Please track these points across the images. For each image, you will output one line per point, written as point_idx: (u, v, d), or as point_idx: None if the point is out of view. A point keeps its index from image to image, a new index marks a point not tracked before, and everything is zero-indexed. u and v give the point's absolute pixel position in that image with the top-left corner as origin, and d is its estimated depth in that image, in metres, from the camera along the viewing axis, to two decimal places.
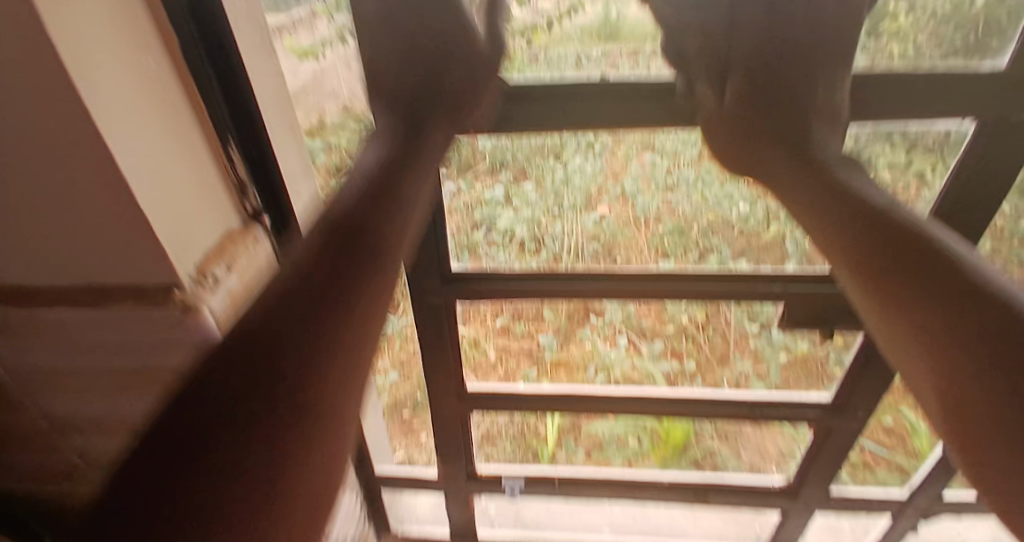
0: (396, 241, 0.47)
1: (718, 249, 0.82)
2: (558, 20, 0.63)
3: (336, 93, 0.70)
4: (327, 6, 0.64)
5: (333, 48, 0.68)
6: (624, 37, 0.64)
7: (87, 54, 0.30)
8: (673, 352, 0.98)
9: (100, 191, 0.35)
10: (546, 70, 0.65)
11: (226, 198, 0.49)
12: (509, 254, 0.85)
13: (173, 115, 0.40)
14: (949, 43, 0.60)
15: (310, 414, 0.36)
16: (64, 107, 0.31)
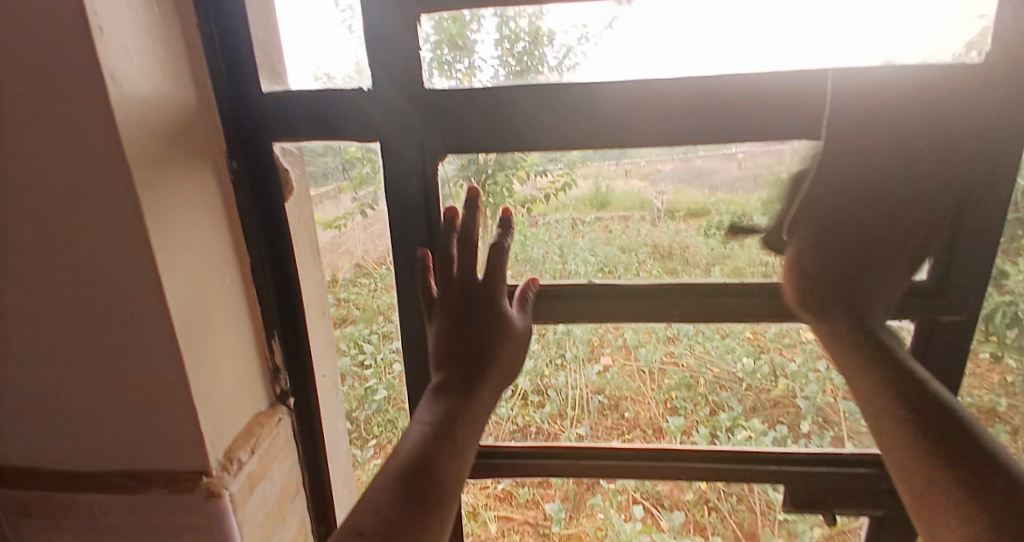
0: (472, 435, 0.47)
1: (728, 405, 0.72)
2: (554, 193, 0.60)
3: (353, 254, 0.63)
4: (352, 182, 0.57)
5: (355, 220, 0.60)
6: (614, 204, 0.62)
7: (172, 252, 0.40)
8: (696, 526, 0.83)
9: (152, 363, 0.41)
10: (549, 238, 0.63)
11: (258, 383, 0.54)
12: (508, 410, 0.73)
13: (231, 308, 0.49)
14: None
15: (431, 502, 0.40)
16: (142, 290, 0.39)
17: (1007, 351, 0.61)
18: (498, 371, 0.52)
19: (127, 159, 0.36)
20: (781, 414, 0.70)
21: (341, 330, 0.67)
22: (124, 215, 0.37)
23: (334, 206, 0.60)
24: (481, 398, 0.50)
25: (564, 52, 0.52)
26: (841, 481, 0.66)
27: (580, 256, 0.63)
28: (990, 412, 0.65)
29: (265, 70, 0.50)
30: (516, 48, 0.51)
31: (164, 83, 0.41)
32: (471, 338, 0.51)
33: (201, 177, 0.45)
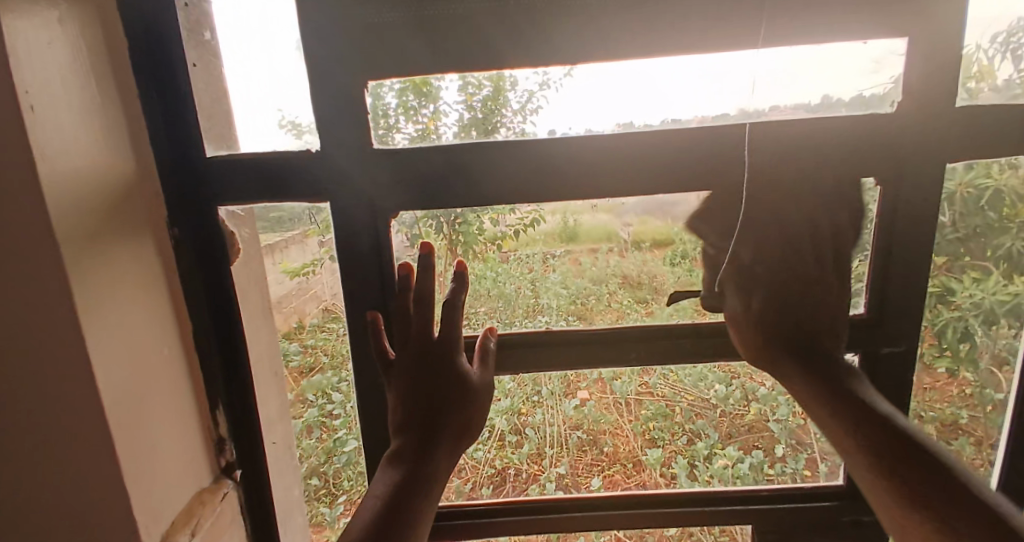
0: (429, 499, 0.46)
1: (705, 433, 0.70)
2: (524, 229, 0.59)
3: (320, 298, 0.58)
4: (318, 226, 0.54)
5: (324, 264, 0.56)
6: (584, 237, 0.60)
7: (102, 320, 0.38)
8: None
9: (74, 442, 0.38)
10: (519, 273, 0.62)
11: (199, 454, 0.51)
12: (484, 454, 0.70)
13: (167, 375, 0.46)
14: (864, 245, 0.57)
15: None
16: (64, 364, 0.36)
17: (962, 365, 0.64)
18: (458, 428, 0.52)
19: (55, 234, 0.34)
20: (756, 438, 0.70)
21: (307, 379, 0.62)
22: (48, 290, 0.35)
23: (300, 253, 0.57)
24: (441, 459, 0.49)
25: (526, 96, 0.52)
26: (816, 514, 0.67)
27: (552, 290, 0.62)
28: (951, 425, 0.67)
29: (209, 134, 0.49)
30: (479, 95, 0.52)
31: (99, 153, 0.40)
32: (427, 398, 0.51)
33: (137, 245, 0.43)
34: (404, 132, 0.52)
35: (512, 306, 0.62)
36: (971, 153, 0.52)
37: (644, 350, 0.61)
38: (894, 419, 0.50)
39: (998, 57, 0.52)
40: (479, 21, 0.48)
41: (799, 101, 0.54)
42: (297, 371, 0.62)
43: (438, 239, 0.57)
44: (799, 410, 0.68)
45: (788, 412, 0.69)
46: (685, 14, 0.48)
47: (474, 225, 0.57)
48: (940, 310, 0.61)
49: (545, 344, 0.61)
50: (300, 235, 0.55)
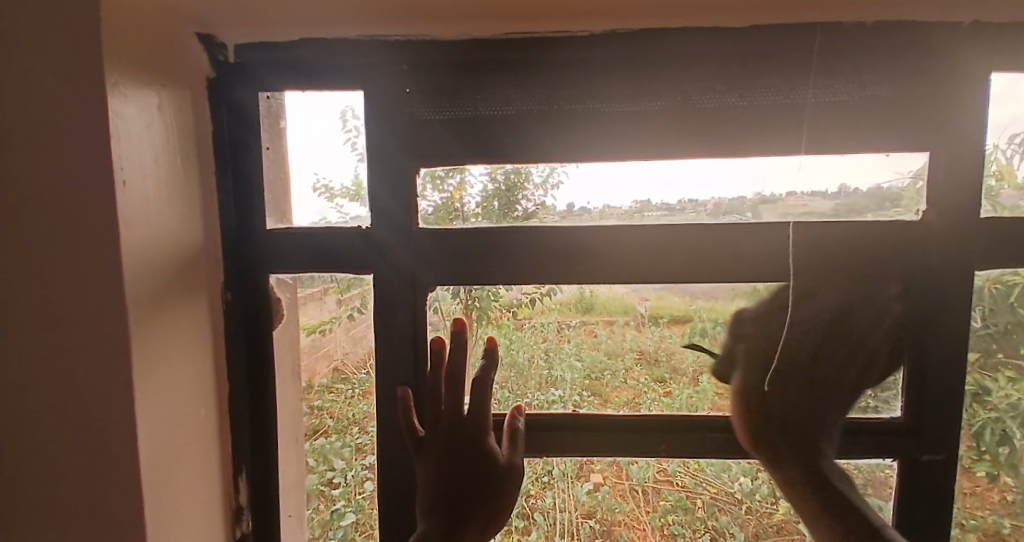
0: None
1: (730, 531, 0.65)
2: (540, 298, 0.59)
3: (331, 357, 0.60)
4: (337, 284, 0.56)
5: (340, 322, 0.58)
6: (600, 308, 0.60)
7: (149, 384, 0.39)
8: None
9: (105, 507, 0.38)
10: (534, 341, 0.62)
11: (217, 521, 0.50)
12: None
13: (199, 436, 0.47)
14: (893, 337, 0.56)
15: None
16: (111, 426, 0.37)
17: (1003, 470, 0.60)
18: (484, 515, 0.51)
19: (124, 299, 0.37)
20: (784, 540, 0.65)
21: (312, 442, 0.62)
22: (110, 352, 0.37)
23: (317, 309, 0.59)
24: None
25: (547, 172, 0.56)
26: None
27: (566, 361, 0.62)
28: (993, 536, 0.61)
29: (273, 210, 0.54)
30: (504, 169, 0.55)
31: (172, 225, 0.43)
32: (456, 487, 0.51)
33: (193, 310, 0.46)
34: (429, 199, 0.55)
35: (524, 375, 0.62)
36: (1002, 263, 0.53)
37: (673, 442, 0.60)
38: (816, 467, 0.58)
39: (1016, 158, 0.55)
40: (522, 122, 0.53)
41: (817, 187, 0.55)
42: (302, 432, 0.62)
43: (456, 303, 0.57)
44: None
45: None
46: (712, 122, 0.52)
47: (492, 296, 0.58)
48: (976, 410, 0.59)
49: (566, 428, 0.61)
50: (318, 291, 0.57)
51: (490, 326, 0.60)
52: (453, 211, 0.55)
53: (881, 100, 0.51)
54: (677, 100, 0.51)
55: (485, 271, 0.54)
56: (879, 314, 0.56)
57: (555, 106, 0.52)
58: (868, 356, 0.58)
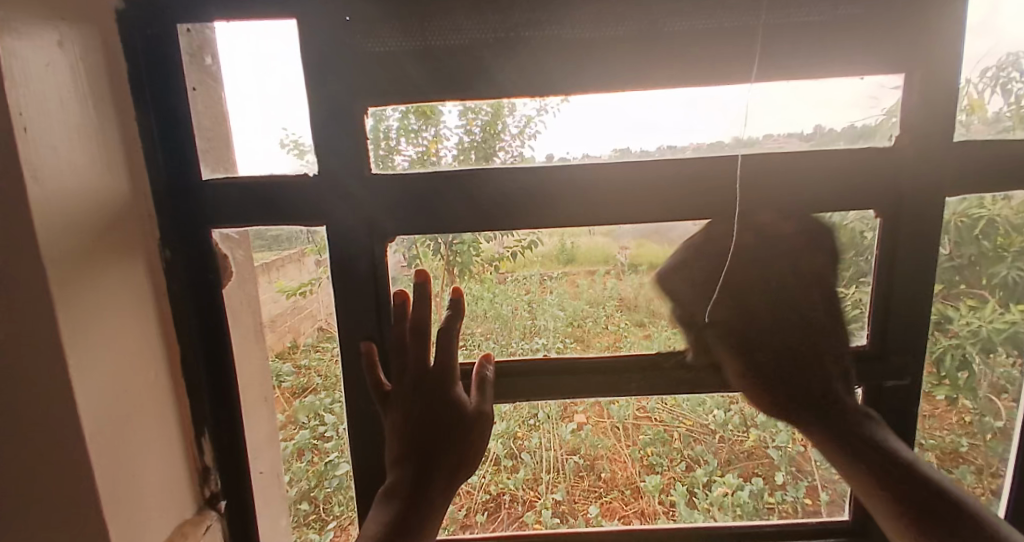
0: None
1: (705, 459, 0.67)
2: (522, 251, 0.57)
3: (315, 318, 0.56)
4: (315, 244, 0.52)
5: (321, 284, 0.54)
6: (582, 258, 0.58)
7: (86, 352, 0.37)
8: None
9: (52, 478, 0.36)
10: (518, 292, 0.60)
11: (182, 483, 0.49)
12: (479, 479, 0.67)
13: (152, 403, 0.45)
14: (861, 271, 0.57)
15: None
16: (43, 397, 0.35)
17: (961, 393, 0.63)
18: (455, 458, 0.52)
19: (44, 261, 0.33)
20: (756, 465, 0.67)
21: (301, 399, 0.60)
22: (34, 317, 0.34)
23: (297, 271, 0.55)
24: (431, 502, 0.49)
25: (524, 121, 0.52)
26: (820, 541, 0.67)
27: (550, 311, 0.61)
28: (952, 453, 0.65)
29: (209, 158, 0.49)
30: (479, 119, 0.52)
31: (92, 178, 0.39)
32: (426, 437, 0.51)
33: (128, 268, 0.43)
34: (404, 153, 0.51)
35: (508, 326, 0.61)
36: (972, 188, 0.52)
37: (643, 382, 0.60)
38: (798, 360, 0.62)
39: (987, 91, 0.52)
40: (480, 55, 0.49)
41: (791, 129, 0.53)
42: (290, 391, 0.60)
43: (435, 259, 0.56)
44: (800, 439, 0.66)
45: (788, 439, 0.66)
46: (683, 49, 0.49)
47: (473, 250, 0.56)
48: (937, 338, 0.60)
49: (543, 373, 0.60)
50: (296, 251, 0.53)
51: (473, 282, 0.59)
52: (430, 163, 0.53)
53: (854, 20, 0.48)
54: (643, 23, 0.48)
55: (447, 216, 0.51)
56: (848, 248, 0.57)
57: (514, 34, 0.48)
58: (835, 290, 0.59)
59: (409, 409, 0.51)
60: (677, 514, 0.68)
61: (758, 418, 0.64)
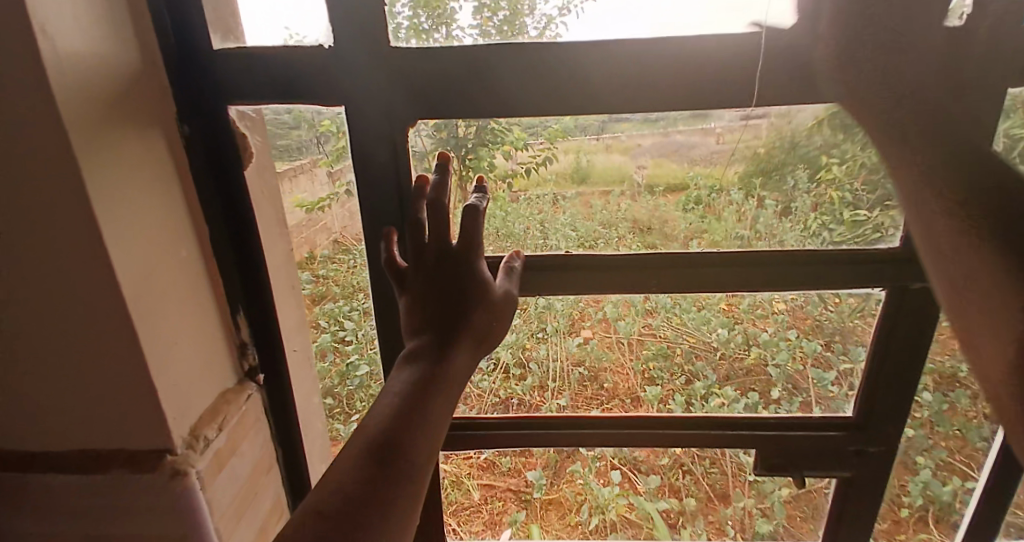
0: (442, 413, 0.44)
1: (703, 374, 0.69)
2: (536, 168, 0.59)
3: (330, 231, 0.60)
4: (327, 156, 0.55)
5: (337, 197, 0.57)
6: (595, 178, 0.60)
7: (117, 217, 0.39)
8: (671, 489, 0.79)
9: (103, 333, 0.40)
10: (533, 211, 0.61)
11: (222, 357, 0.53)
12: (489, 384, 0.71)
13: (187, 281, 0.47)
14: (887, 195, 0.55)
15: (414, 439, 0.40)
16: (82, 257, 0.37)
17: None
18: (484, 321, 0.50)
19: (64, 122, 0.34)
20: (753, 381, 0.68)
21: (320, 306, 0.65)
22: (63, 178, 0.35)
23: (311, 184, 0.58)
24: (459, 360, 0.48)
25: (545, 22, 0.50)
26: (820, 444, 0.67)
27: (561, 231, 0.61)
28: (949, 378, 0.64)
29: (217, 26, 0.46)
30: (495, 18, 0.50)
31: (101, 40, 0.38)
32: (443, 308, 0.50)
33: (152, 143, 0.43)
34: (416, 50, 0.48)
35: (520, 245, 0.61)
36: None
37: (669, 277, 0.59)
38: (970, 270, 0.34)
39: None
40: None
41: None
42: (311, 299, 0.65)
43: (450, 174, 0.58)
44: (801, 355, 0.66)
45: (788, 358, 0.67)
46: None
47: (490, 160, 0.57)
48: None
49: (555, 268, 0.60)
50: (307, 163, 0.57)
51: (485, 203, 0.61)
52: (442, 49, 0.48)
53: None
54: None
55: (458, 96, 0.49)
56: (875, 171, 0.55)
57: None
58: (858, 213, 0.56)
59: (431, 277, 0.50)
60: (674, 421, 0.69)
61: (761, 337, 0.66)
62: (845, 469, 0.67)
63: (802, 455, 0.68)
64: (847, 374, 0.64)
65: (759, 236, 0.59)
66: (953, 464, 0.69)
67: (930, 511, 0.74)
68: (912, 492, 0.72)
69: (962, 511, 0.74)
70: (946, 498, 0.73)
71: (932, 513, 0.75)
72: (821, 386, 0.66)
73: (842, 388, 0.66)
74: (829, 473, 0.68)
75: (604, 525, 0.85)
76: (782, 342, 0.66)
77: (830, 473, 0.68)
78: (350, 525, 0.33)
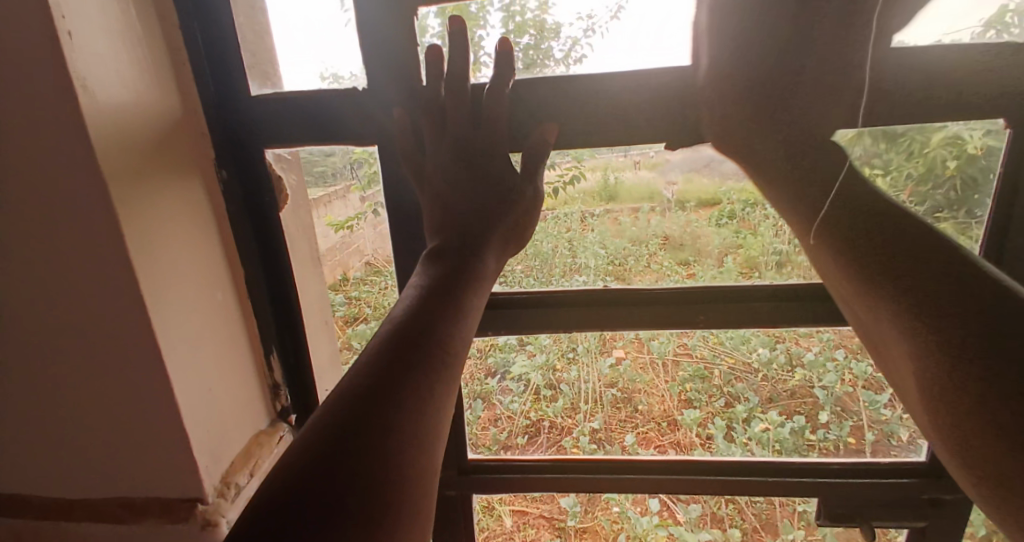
0: (444, 383, 0.32)
1: (745, 396, 0.66)
2: (564, 187, 0.57)
3: (363, 253, 0.57)
4: (360, 181, 0.53)
5: (367, 219, 0.55)
6: (625, 197, 0.58)
7: (155, 264, 0.39)
8: (714, 519, 0.73)
9: (139, 379, 0.40)
10: (560, 232, 0.60)
11: (256, 398, 0.52)
12: (520, 405, 0.68)
13: (222, 321, 0.47)
14: (939, 206, 0.50)
15: (431, 356, 0.32)
16: (119, 305, 0.38)
17: None
18: (507, 230, 0.44)
19: (102, 173, 0.34)
20: (800, 403, 0.64)
21: (352, 328, 0.63)
22: (102, 225, 0.35)
23: (344, 206, 0.56)
24: (482, 263, 0.41)
25: (570, 44, 0.49)
26: (893, 492, 0.60)
27: (591, 250, 0.59)
28: None
29: (254, 73, 0.47)
30: (522, 42, 0.49)
31: (139, 89, 0.39)
32: (455, 256, 0.40)
33: (189, 187, 0.43)
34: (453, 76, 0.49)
35: (549, 264, 0.60)
36: None
37: (713, 314, 0.55)
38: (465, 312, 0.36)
39: None
40: None
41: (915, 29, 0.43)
42: (344, 319, 0.62)
43: None
44: (849, 376, 0.62)
45: (836, 379, 0.62)
46: None
47: None
48: None
49: (589, 303, 0.57)
50: (337, 185, 0.54)
51: None
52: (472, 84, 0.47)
53: None
54: None
55: (489, 127, 0.45)
56: (924, 181, 0.49)
57: None
58: None
59: (451, 177, 0.44)
60: (713, 448, 0.65)
61: (807, 357, 0.61)
62: (919, 523, 0.60)
63: (871, 497, 0.61)
64: (901, 397, 0.60)
65: (799, 250, 0.54)
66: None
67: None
68: (974, 522, 0.64)
69: None
70: None
71: None
72: (872, 409, 0.62)
73: (894, 412, 0.61)
74: (904, 524, 0.61)
75: None
76: (830, 363, 0.61)
77: (903, 523, 0.61)
78: (340, 476, 0.26)
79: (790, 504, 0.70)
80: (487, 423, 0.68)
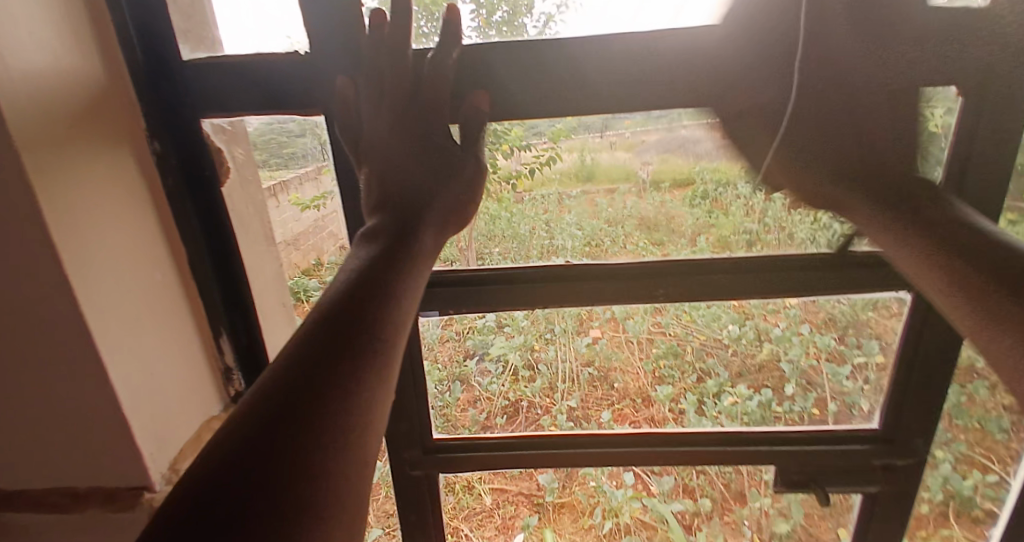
0: (380, 365, 0.31)
1: (716, 372, 0.65)
2: (540, 168, 0.55)
3: (336, 237, 0.53)
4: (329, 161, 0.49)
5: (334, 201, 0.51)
6: (601, 176, 0.56)
7: (81, 239, 0.36)
8: (685, 490, 0.75)
9: (69, 365, 0.38)
10: (539, 213, 0.57)
11: (205, 381, 0.50)
12: (498, 387, 0.67)
13: (163, 301, 0.45)
14: None
15: (363, 338, 0.31)
16: (41, 284, 0.35)
17: None
18: (450, 208, 0.43)
19: (12, 141, 0.31)
20: (767, 376, 0.65)
21: None
22: (17, 199, 0.32)
23: (313, 188, 0.52)
24: (421, 242, 0.39)
25: (543, 21, 0.47)
26: (845, 459, 0.62)
27: (567, 231, 0.57)
28: (966, 370, 0.59)
29: (188, 35, 0.44)
30: (493, 17, 0.47)
31: (58, 52, 0.35)
32: (391, 234, 0.38)
33: (119, 161, 0.41)
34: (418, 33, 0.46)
35: (526, 246, 0.57)
36: None
37: (682, 287, 0.55)
38: (403, 294, 0.35)
39: None
40: None
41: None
42: None
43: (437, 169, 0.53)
44: (814, 350, 0.62)
45: (802, 353, 0.63)
46: None
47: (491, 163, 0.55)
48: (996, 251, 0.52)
49: (559, 281, 0.56)
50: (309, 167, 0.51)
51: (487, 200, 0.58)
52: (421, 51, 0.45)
53: None
54: None
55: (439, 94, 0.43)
56: None
57: None
58: None
59: (393, 151, 0.42)
60: (685, 421, 0.66)
61: (773, 332, 0.62)
62: (874, 487, 0.63)
63: (831, 463, 0.63)
64: (863, 368, 0.61)
65: (768, 229, 0.54)
66: (972, 457, 0.64)
67: (957, 508, 0.68)
68: (930, 486, 0.67)
69: (984, 505, 0.67)
70: (966, 493, 0.66)
71: (952, 507, 0.68)
72: (835, 380, 0.63)
73: (857, 384, 0.62)
74: (855, 489, 0.63)
75: (618, 528, 0.79)
76: (797, 338, 0.62)
77: (856, 488, 0.63)
78: (262, 464, 0.24)
79: (759, 472, 0.72)
80: (466, 405, 0.67)
